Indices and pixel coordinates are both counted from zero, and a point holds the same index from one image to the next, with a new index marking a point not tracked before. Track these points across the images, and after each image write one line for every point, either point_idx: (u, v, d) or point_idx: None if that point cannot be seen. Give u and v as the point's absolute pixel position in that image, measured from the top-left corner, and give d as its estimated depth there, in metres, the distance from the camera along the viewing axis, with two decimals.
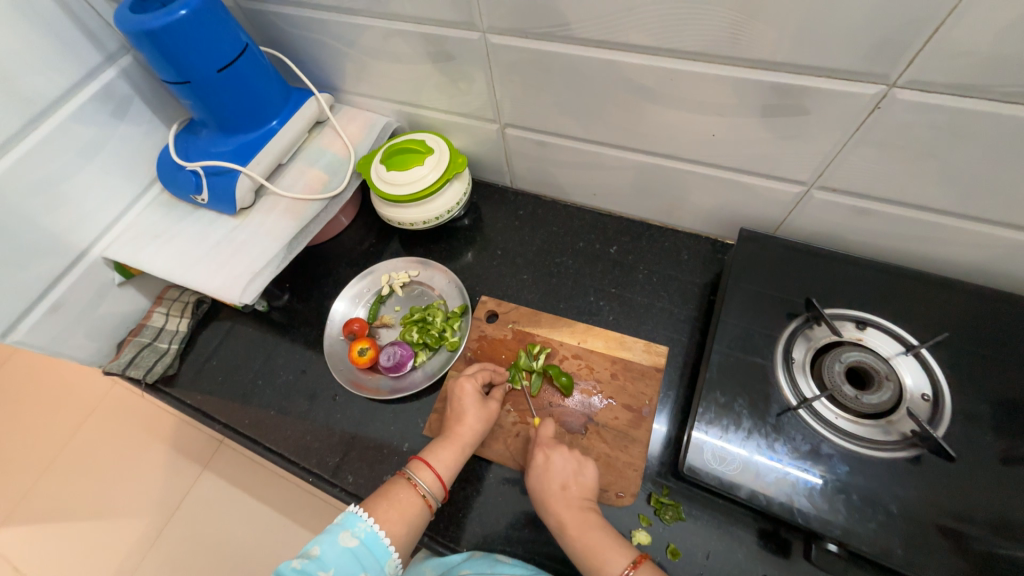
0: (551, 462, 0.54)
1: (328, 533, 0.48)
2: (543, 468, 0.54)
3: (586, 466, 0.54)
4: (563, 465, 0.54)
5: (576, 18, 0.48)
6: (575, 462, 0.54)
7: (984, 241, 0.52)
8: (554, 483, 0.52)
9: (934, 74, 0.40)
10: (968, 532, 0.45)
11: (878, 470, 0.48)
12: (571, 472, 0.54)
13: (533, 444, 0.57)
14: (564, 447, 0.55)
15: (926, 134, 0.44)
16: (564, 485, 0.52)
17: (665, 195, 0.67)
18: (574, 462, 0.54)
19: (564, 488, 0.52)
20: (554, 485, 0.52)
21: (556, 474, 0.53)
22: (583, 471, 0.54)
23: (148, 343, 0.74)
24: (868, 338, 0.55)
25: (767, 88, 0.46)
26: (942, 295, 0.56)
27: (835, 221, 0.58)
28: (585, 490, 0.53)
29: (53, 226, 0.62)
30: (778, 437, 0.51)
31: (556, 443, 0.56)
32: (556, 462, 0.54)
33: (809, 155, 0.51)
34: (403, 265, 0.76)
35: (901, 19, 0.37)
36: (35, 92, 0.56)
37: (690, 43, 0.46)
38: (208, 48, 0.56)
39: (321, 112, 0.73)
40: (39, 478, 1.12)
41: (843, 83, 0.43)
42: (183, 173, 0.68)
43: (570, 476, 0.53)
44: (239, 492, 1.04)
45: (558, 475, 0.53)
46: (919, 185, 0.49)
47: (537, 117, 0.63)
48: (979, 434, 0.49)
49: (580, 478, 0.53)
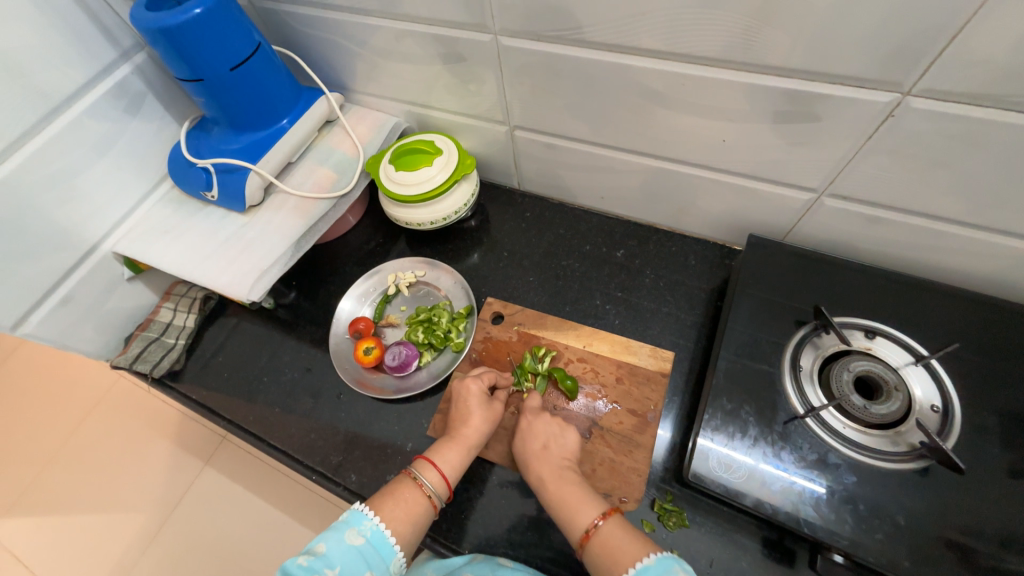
0: (533, 426, 0.57)
1: (334, 531, 0.49)
2: (526, 430, 0.57)
3: (567, 432, 0.57)
4: (544, 428, 0.57)
5: (588, 21, 0.48)
6: (557, 427, 0.57)
7: (996, 251, 0.51)
8: (534, 444, 0.56)
9: (948, 83, 0.39)
10: (975, 547, 0.44)
11: (885, 481, 0.48)
12: (552, 435, 0.56)
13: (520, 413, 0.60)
14: (546, 414, 0.58)
15: (940, 143, 0.44)
16: (544, 446, 0.55)
17: (673, 200, 0.67)
18: (555, 427, 0.57)
19: (545, 448, 0.55)
20: (534, 445, 0.55)
21: (537, 435, 0.56)
22: (564, 436, 0.56)
23: (155, 338, 0.74)
24: (878, 348, 0.54)
25: (780, 94, 0.46)
26: (953, 305, 0.56)
27: (845, 229, 0.58)
28: (565, 452, 0.55)
29: (65, 220, 0.63)
30: (784, 445, 0.50)
31: (540, 410, 0.59)
32: (538, 426, 0.57)
33: (821, 162, 0.51)
34: (410, 264, 0.76)
35: (917, 27, 0.37)
36: (51, 87, 0.57)
37: (703, 47, 0.45)
38: (222, 46, 0.57)
39: (331, 112, 0.74)
40: (43, 470, 1.12)
41: (856, 90, 0.43)
42: (193, 170, 0.69)
43: (551, 438, 0.56)
44: (241, 489, 1.04)
45: (540, 437, 0.56)
46: (931, 194, 0.49)
47: (547, 119, 0.64)
48: (988, 447, 0.48)
49: (560, 441, 0.56)
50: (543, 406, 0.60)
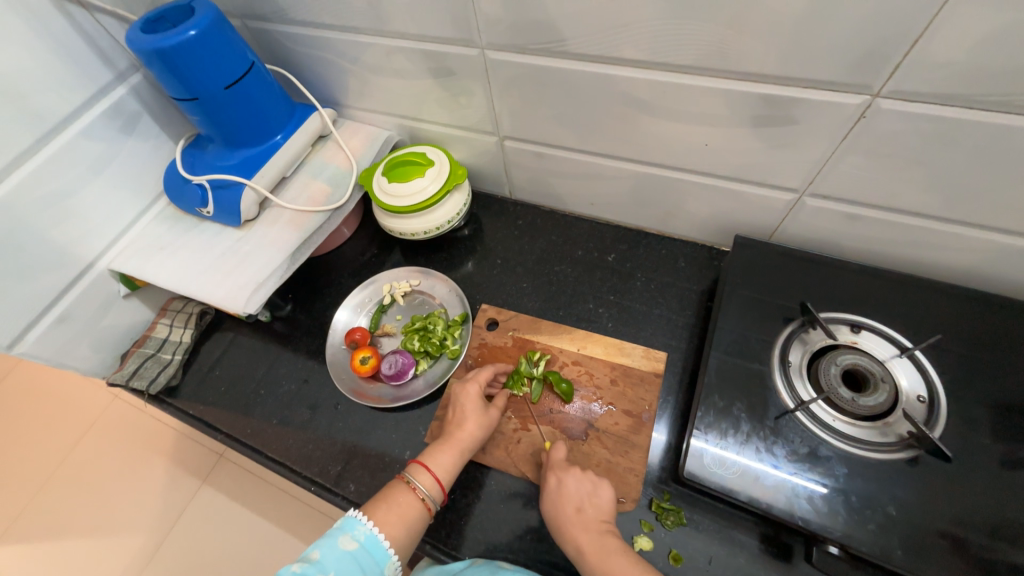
0: (564, 485, 0.53)
1: (327, 537, 0.49)
2: (557, 490, 0.53)
3: (601, 488, 0.53)
4: (577, 487, 0.53)
5: (571, 34, 0.50)
6: (590, 484, 0.54)
7: (974, 245, 0.53)
8: (568, 506, 0.52)
9: (915, 85, 0.41)
10: (968, 535, 0.45)
11: (876, 472, 0.49)
12: (586, 494, 0.53)
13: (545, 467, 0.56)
14: (576, 468, 0.55)
15: (911, 141, 0.46)
16: (579, 507, 0.52)
17: (661, 204, 0.69)
18: (588, 484, 0.54)
19: (580, 511, 0.52)
20: (569, 509, 0.52)
21: (570, 496, 0.52)
22: (598, 492, 0.53)
23: (151, 354, 0.74)
24: (863, 341, 0.56)
25: (756, 99, 0.48)
26: (935, 298, 0.57)
27: (828, 227, 0.60)
28: (601, 512, 0.52)
29: (61, 239, 0.63)
30: (776, 440, 0.51)
31: (568, 464, 0.55)
32: (569, 484, 0.53)
33: (799, 163, 0.53)
34: (405, 275, 0.77)
35: (880, 33, 0.39)
36: (48, 109, 0.58)
37: (681, 57, 0.47)
38: (216, 65, 0.58)
39: (325, 127, 0.75)
40: (38, 494, 1.11)
41: (827, 94, 0.45)
42: (188, 187, 0.70)
43: (585, 497, 0.52)
44: (239, 506, 1.03)
45: (572, 498, 0.52)
46: (907, 191, 0.50)
47: (536, 129, 0.65)
48: (975, 436, 0.49)
49: (595, 499, 0.53)
50: (567, 454, 0.57)
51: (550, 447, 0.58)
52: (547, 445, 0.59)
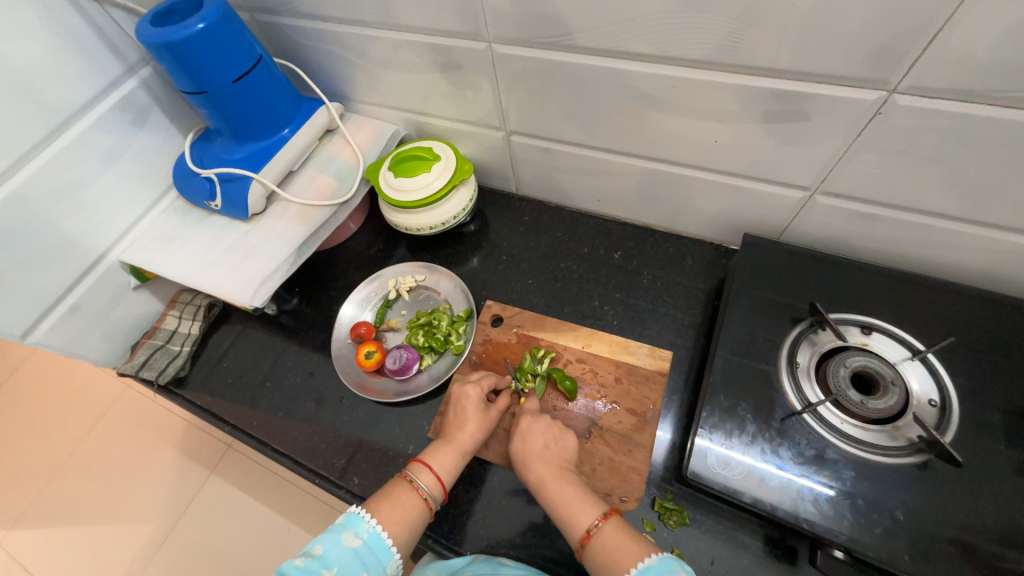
0: (534, 426, 0.56)
1: (330, 533, 0.49)
2: (526, 429, 0.56)
3: (567, 435, 0.56)
4: (545, 429, 0.56)
5: (580, 28, 0.49)
6: (558, 429, 0.57)
7: (991, 246, 0.52)
8: (535, 443, 0.55)
9: (933, 81, 0.40)
10: (977, 543, 0.44)
11: (885, 477, 0.48)
12: (553, 436, 0.56)
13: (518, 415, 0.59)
14: (546, 416, 0.58)
15: (929, 139, 0.44)
16: (544, 446, 0.55)
17: (669, 201, 0.68)
18: (555, 429, 0.57)
19: (546, 449, 0.54)
20: (535, 446, 0.54)
21: (538, 436, 0.55)
22: (564, 438, 0.56)
23: (161, 345, 0.75)
24: (874, 343, 0.55)
25: (768, 95, 0.47)
26: (950, 300, 0.56)
27: (840, 226, 0.58)
28: (565, 453, 0.55)
29: (73, 231, 0.64)
30: (782, 442, 0.50)
31: (540, 413, 0.58)
32: (538, 426, 0.56)
33: (812, 161, 0.52)
34: (410, 269, 0.77)
35: (900, 26, 0.38)
36: (60, 102, 0.59)
37: (691, 51, 0.46)
38: (224, 59, 0.58)
39: (332, 121, 0.75)
40: (52, 481, 1.14)
41: (843, 90, 0.44)
42: (197, 179, 0.70)
43: (551, 439, 0.55)
44: (246, 496, 1.05)
45: (540, 437, 0.55)
46: (923, 191, 0.49)
47: (543, 125, 0.65)
48: (989, 442, 0.48)
49: (561, 443, 0.55)
50: (541, 408, 0.60)
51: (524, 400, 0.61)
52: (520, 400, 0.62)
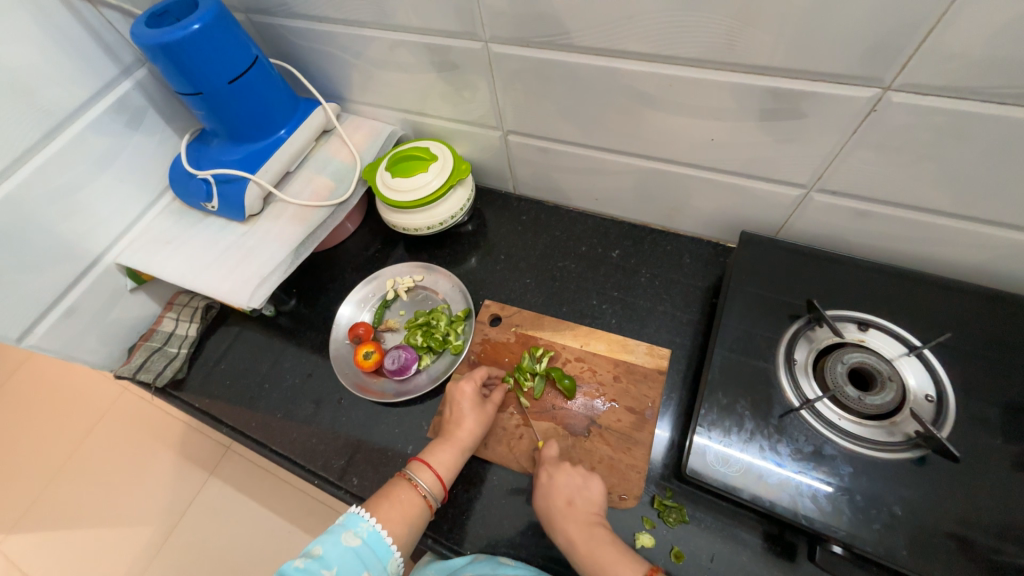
0: (555, 481, 0.54)
1: (329, 533, 0.49)
2: (548, 485, 0.54)
3: (591, 482, 0.54)
4: (568, 481, 0.54)
5: (576, 27, 0.49)
6: (580, 478, 0.54)
7: (987, 242, 0.52)
8: (559, 499, 0.53)
9: (927, 78, 0.40)
10: (975, 537, 0.44)
11: (883, 472, 0.48)
12: (576, 487, 0.54)
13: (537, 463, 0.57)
14: (567, 463, 0.55)
15: (923, 136, 0.45)
16: (568, 501, 0.53)
17: (666, 199, 0.68)
18: (579, 478, 0.54)
19: (570, 505, 0.52)
20: (560, 502, 0.52)
21: (561, 490, 0.53)
22: (588, 486, 0.54)
23: (157, 348, 0.75)
24: (871, 339, 0.55)
25: (764, 93, 0.47)
26: (945, 295, 0.56)
27: (836, 223, 0.59)
28: (592, 505, 0.53)
29: (68, 233, 0.64)
30: (780, 439, 0.51)
31: (559, 461, 0.56)
32: (560, 478, 0.54)
33: (808, 158, 0.52)
34: (408, 270, 0.77)
35: (893, 24, 0.38)
36: (54, 104, 0.58)
37: (687, 49, 0.47)
38: (220, 60, 0.58)
39: (328, 122, 0.75)
40: (49, 485, 1.13)
41: (837, 88, 0.44)
42: (194, 181, 0.70)
43: (575, 491, 0.53)
44: (245, 498, 1.04)
45: (564, 491, 0.53)
46: (918, 187, 0.50)
47: (541, 124, 0.65)
48: (985, 436, 0.49)
49: (585, 493, 0.53)
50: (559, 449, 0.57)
51: (541, 445, 0.58)
52: (538, 443, 0.59)
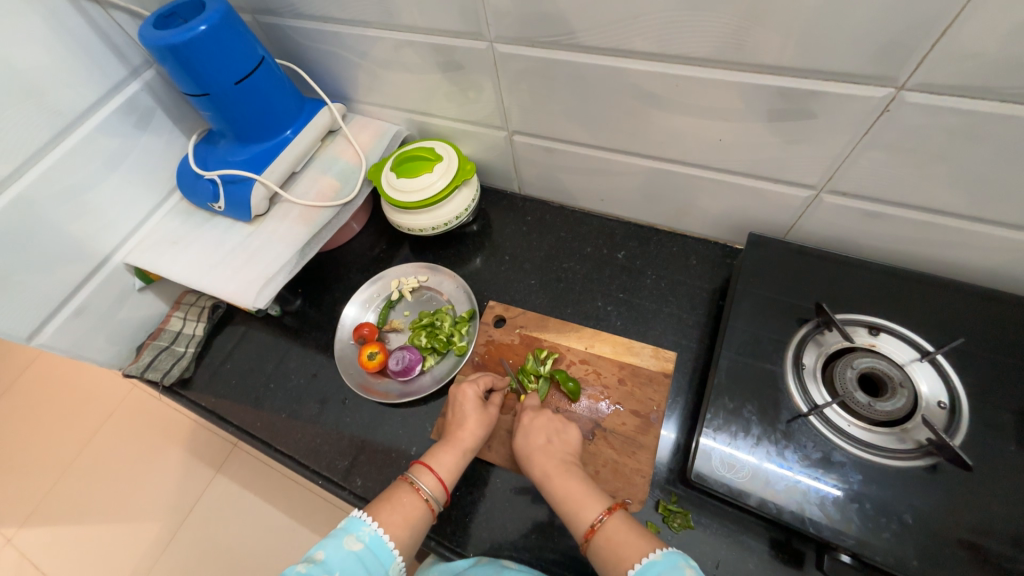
0: (536, 422, 0.57)
1: (332, 538, 0.49)
2: (529, 425, 0.56)
3: (570, 427, 0.56)
4: (547, 423, 0.56)
5: (582, 26, 0.49)
6: (559, 423, 0.57)
7: (1004, 245, 0.51)
8: (539, 438, 0.55)
9: (942, 77, 0.39)
10: (988, 546, 0.43)
11: (893, 480, 0.47)
12: (554, 430, 0.56)
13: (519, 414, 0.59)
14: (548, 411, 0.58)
15: (938, 137, 0.44)
16: (547, 441, 0.55)
17: (673, 200, 0.67)
18: (557, 422, 0.57)
19: (549, 443, 0.55)
20: (538, 440, 0.55)
21: (540, 431, 0.56)
22: (566, 430, 0.56)
23: (166, 347, 0.76)
24: (882, 344, 0.54)
25: (773, 93, 0.46)
26: (961, 299, 0.55)
27: (846, 225, 0.58)
28: (568, 447, 0.55)
29: (78, 233, 0.65)
30: (788, 444, 0.50)
31: (540, 408, 0.58)
32: (540, 421, 0.57)
33: (818, 159, 0.51)
34: (413, 270, 0.77)
35: (906, 23, 0.37)
36: (64, 105, 0.59)
37: (695, 49, 0.46)
38: (226, 61, 0.58)
39: (334, 121, 0.75)
40: (60, 479, 1.15)
41: (848, 87, 0.43)
42: (201, 181, 0.70)
43: (554, 433, 0.56)
44: (252, 495, 1.05)
45: (542, 431, 0.56)
46: (932, 189, 0.48)
47: (546, 124, 0.64)
48: (1000, 444, 0.47)
49: (563, 436, 0.56)
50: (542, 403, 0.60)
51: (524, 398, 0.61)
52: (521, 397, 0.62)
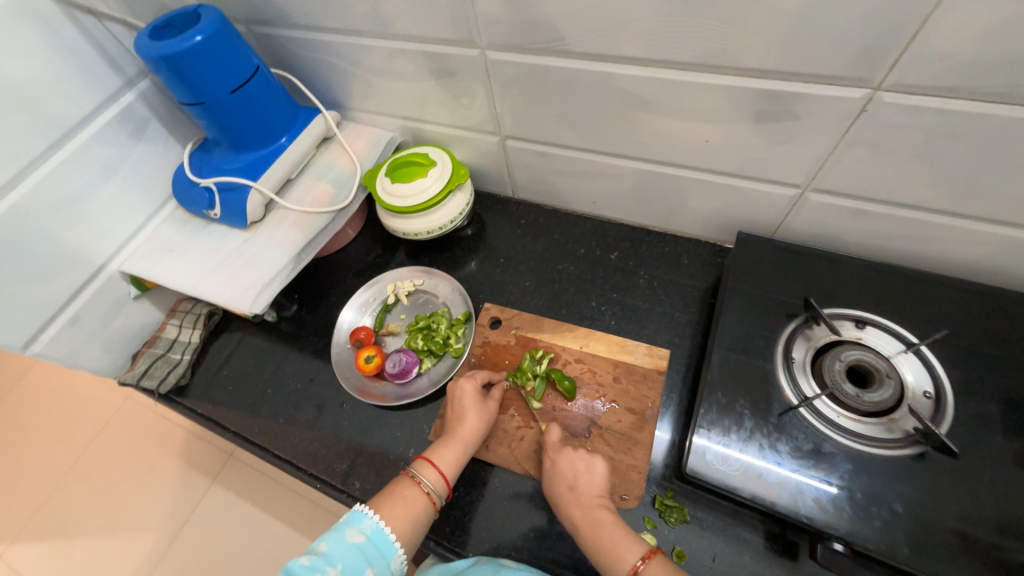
0: (558, 465, 0.54)
1: (334, 530, 0.49)
2: (552, 471, 0.54)
3: (594, 465, 0.54)
4: (570, 466, 0.54)
5: (571, 33, 0.50)
6: (582, 462, 0.54)
7: (982, 239, 0.52)
8: (563, 485, 0.53)
9: (916, 78, 0.41)
10: (975, 532, 0.45)
11: (882, 469, 0.48)
12: (579, 471, 0.54)
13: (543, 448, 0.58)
14: (569, 448, 0.56)
15: (914, 135, 0.45)
16: (572, 486, 0.53)
17: (663, 201, 0.69)
18: (581, 461, 0.54)
19: (573, 489, 0.53)
20: (563, 487, 0.53)
21: (564, 474, 0.54)
22: (590, 469, 0.54)
23: (162, 354, 0.76)
24: (868, 337, 0.55)
25: (757, 95, 0.48)
26: (944, 293, 0.57)
27: (831, 222, 0.59)
28: (596, 487, 0.53)
29: (73, 242, 0.65)
30: (780, 437, 0.51)
31: (561, 445, 0.56)
32: (562, 463, 0.55)
33: (801, 158, 0.53)
34: (408, 274, 0.78)
35: (878, 27, 0.39)
36: (59, 115, 0.60)
37: (680, 53, 0.47)
38: (221, 71, 0.59)
39: (329, 129, 0.77)
40: (53, 492, 1.13)
41: (827, 89, 0.45)
42: (196, 189, 0.71)
43: (578, 476, 0.53)
44: (248, 504, 1.04)
45: (566, 476, 0.54)
46: (911, 186, 0.50)
47: (538, 129, 0.66)
48: (984, 431, 0.49)
49: (589, 476, 0.53)
50: (561, 435, 0.58)
51: (544, 431, 0.59)
52: (541, 428, 0.60)
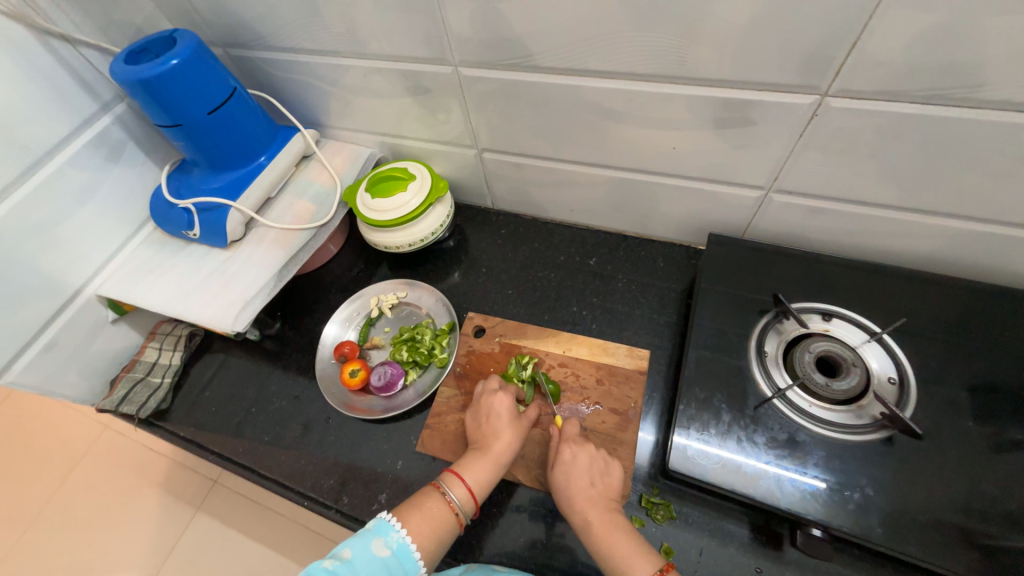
0: (577, 460, 0.54)
1: (361, 537, 0.49)
2: (570, 463, 0.54)
3: (612, 467, 0.55)
4: (589, 463, 0.54)
5: (538, 49, 0.52)
6: (602, 461, 0.55)
7: (932, 232, 0.56)
8: (580, 481, 0.53)
9: (857, 83, 0.44)
10: (941, 510, 0.47)
11: (854, 454, 0.50)
12: (598, 472, 0.54)
13: (557, 442, 0.57)
14: (589, 445, 0.56)
15: (862, 136, 0.48)
16: (591, 484, 0.53)
17: (637, 207, 0.71)
18: (601, 461, 0.55)
19: (591, 486, 0.53)
20: (582, 481, 0.53)
21: (583, 472, 0.53)
22: (609, 471, 0.54)
23: (141, 378, 0.74)
24: (835, 329, 0.58)
25: (716, 103, 0.51)
26: (906, 286, 0.60)
27: (795, 221, 0.62)
28: (612, 490, 0.53)
29: (48, 267, 0.64)
30: (756, 429, 0.52)
31: (582, 440, 0.56)
32: (582, 459, 0.54)
33: (762, 161, 0.55)
34: (391, 287, 0.78)
35: (820, 38, 0.42)
36: (34, 140, 0.59)
37: (642, 65, 0.50)
38: (199, 93, 0.60)
39: (308, 147, 0.77)
40: (27, 530, 1.09)
41: (779, 96, 0.48)
42: (174, 211, 0.71)
43: (597, 474, 0.53)
44: (233, 531, 1.02)
45: (584, 473, 0.53)
46: (864, 184, 0.53)
47: (513, 141, 0.68)
48: (944, 413, 0.51)
49: (607, 477, 0.54)
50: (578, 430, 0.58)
51: (561, 425, 0.59)
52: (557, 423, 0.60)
